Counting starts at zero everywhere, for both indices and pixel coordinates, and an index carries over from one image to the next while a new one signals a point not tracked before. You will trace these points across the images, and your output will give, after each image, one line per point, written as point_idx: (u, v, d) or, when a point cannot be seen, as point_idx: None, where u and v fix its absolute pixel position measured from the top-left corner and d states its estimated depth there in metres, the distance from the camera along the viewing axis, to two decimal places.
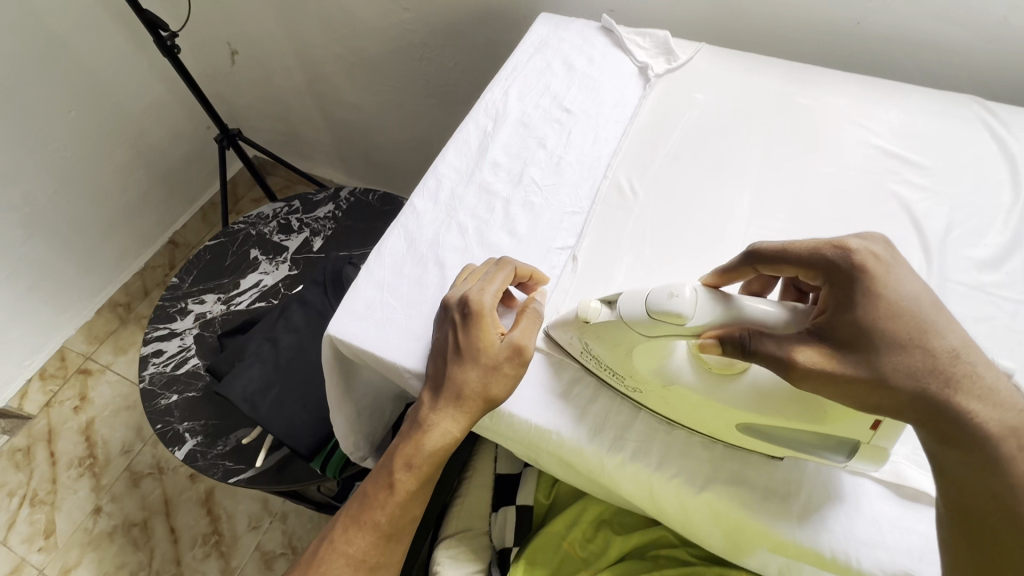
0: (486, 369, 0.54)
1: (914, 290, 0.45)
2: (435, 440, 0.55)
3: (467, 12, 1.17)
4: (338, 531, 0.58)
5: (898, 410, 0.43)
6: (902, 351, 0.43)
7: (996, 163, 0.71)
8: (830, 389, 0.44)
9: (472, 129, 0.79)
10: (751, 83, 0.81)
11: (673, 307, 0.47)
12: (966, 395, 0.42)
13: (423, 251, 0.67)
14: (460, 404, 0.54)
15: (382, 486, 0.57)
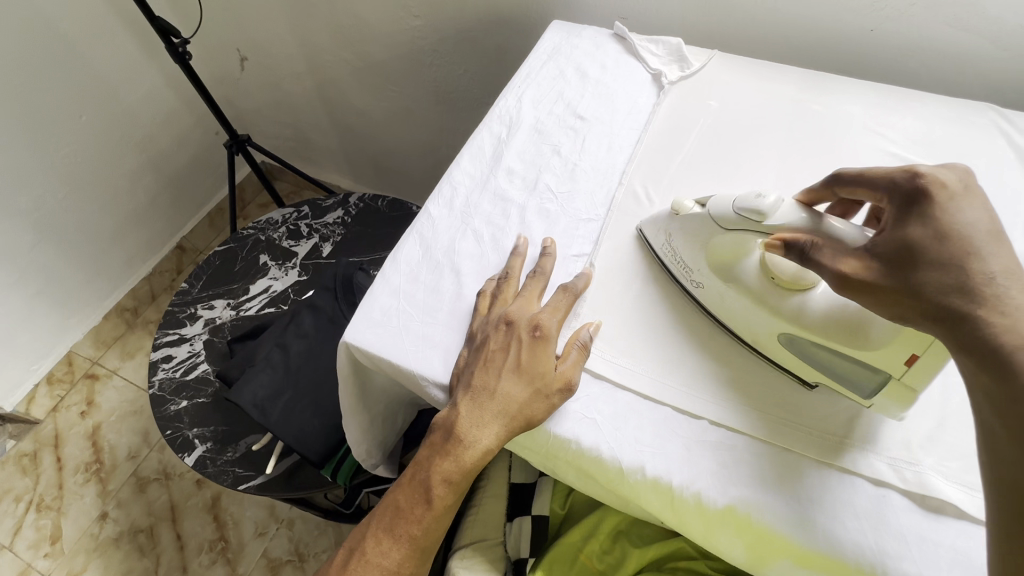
0: (534, 394, 0.55)
1: (976, 218, 0.46)
2: (475, 457, 0.55)
3: (477, 19, 1.17)
4: (373, 539, 0.61)
5: (925, 321, 0.44)
6: (938, 264, 0.44)
7: (1013, 172, 0.71)
8: (863, 294, 0.47)
9: (486, 135, 0.79)
10: (765, 91, 0.81)
11: (757, 206, 0.54)
12: (991, 308, 0.41)
13: (439, 258, 0.67)
14: (502, 426, 0.55)
15: (417, 497, 0.58)
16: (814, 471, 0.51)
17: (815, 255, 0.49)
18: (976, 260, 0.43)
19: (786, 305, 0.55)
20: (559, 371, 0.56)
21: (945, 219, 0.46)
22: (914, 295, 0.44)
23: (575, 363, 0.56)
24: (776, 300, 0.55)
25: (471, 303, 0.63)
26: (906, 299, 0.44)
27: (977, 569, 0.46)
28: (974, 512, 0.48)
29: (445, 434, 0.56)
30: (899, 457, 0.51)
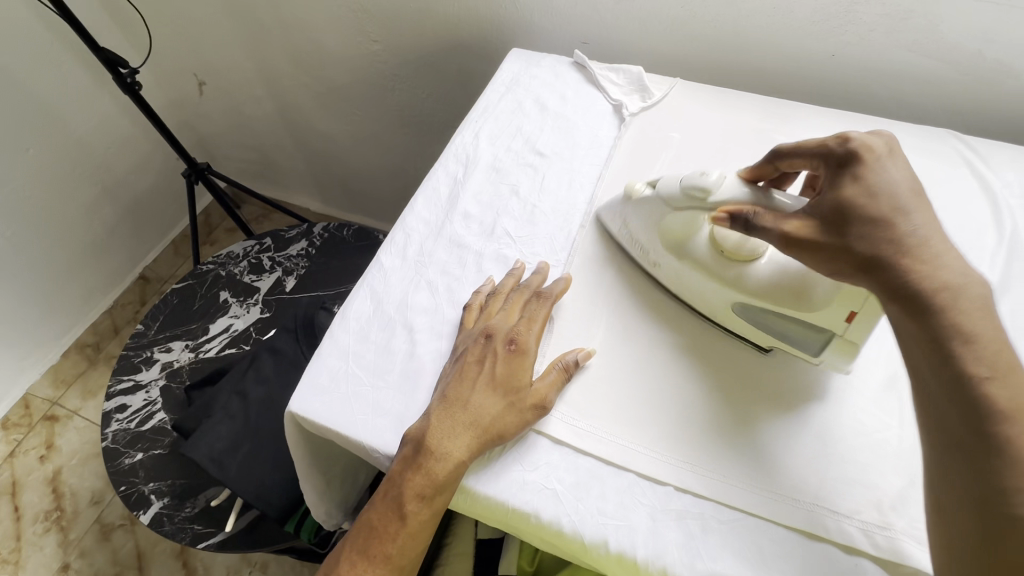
0: (511, 403, 0.54)
1: (902, 177, 0.48)
2: (450, 471, 0.51)
3: (438, 43, 1.14)
4: (342, 563, 0.54)
5: (858, 274, 0.46)
6: (866, 221, 0.46)
7: (978, 201, 0.69)
8: (805, 250, 0.49)
9: (441, 176, 0.76)
10: (727, 121, 0.79)
11: (702, 182, 0.57)
12: (916, 259, 0.44)
13: (390, 313, 0.64)
14: (478, 434, 0.52)
15: (390, 512, 0.52)
16: (785, 540, 0.49)
17: (759, 220, 0.51)
18: (897, 215, 0.46)
19: (737, 274, 0.57)
20: (538, 382, 0.56)
21: (870, 178, 0.48)
22: (848, 251, 0.46)
23: (554, 375, 0.56)
24: (723, 273, 0.57)
25: (424, 364, 0.60)
26: (838, 253, 0.47)
27: None
28: None
29: (418, 439, 0.53)
30: (870, 521, 0.49)
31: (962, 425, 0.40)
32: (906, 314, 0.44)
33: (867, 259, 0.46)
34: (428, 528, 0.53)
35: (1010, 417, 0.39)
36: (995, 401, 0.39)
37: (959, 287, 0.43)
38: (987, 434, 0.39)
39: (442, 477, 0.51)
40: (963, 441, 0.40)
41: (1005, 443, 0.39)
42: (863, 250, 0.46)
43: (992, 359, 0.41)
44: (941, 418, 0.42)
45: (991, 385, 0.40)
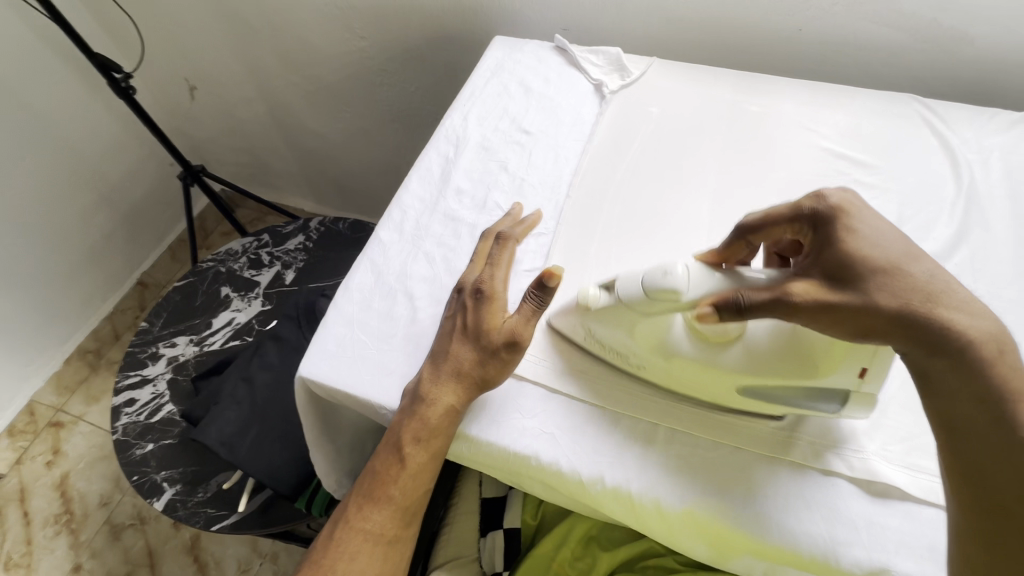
0: (487, 342, 0.57)
1: (889, 227, 0.48)
2: (438, 413, 0.55)
3: (423, 36, 1.17)
4: (349, 508, 0.57)
5: (887, 331, 0.44)
6: (886, 275, 0.45)
7: (938, 157, 0.74)
8: (824, 320, 0.45)
9: (433, 156, 0.80)
10: (702, 95, 0.84)
11: (669, 283, 0.50)
12: (946, 310, 0.43)
13: (391, 283, 0.67)
14: (462, 377, 0.56)
15: (390, 457, 0.56)
16: (766, 465, 0.53)
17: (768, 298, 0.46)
18: (912, 263, 0.45)
19: (729, 359, 0.51)
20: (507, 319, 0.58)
21: (865, 227, 0.48)
22: (878, 310, 0.44)
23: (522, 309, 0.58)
24: (712, 360, 0.52)
25: (425, 327, 0.63)
26: (864, 312, 0.44)
27: (919, 547, 0.49)
28: (916, 492, 0.50)
29: (413, 390, 0.57)
30: (844, 446, 0.53)
31: (1018, 491, 0.40)
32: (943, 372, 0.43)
33: (896, 318, 0.43)
34: (428, 470, 0.56)
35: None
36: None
37: (990, 335, 0.42)
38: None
39: (434, 418, 0.55)
40: (1018, 504, 0.40)
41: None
42: (891, 306, 0.44)
43: None
44: (984, 471, 0.41)
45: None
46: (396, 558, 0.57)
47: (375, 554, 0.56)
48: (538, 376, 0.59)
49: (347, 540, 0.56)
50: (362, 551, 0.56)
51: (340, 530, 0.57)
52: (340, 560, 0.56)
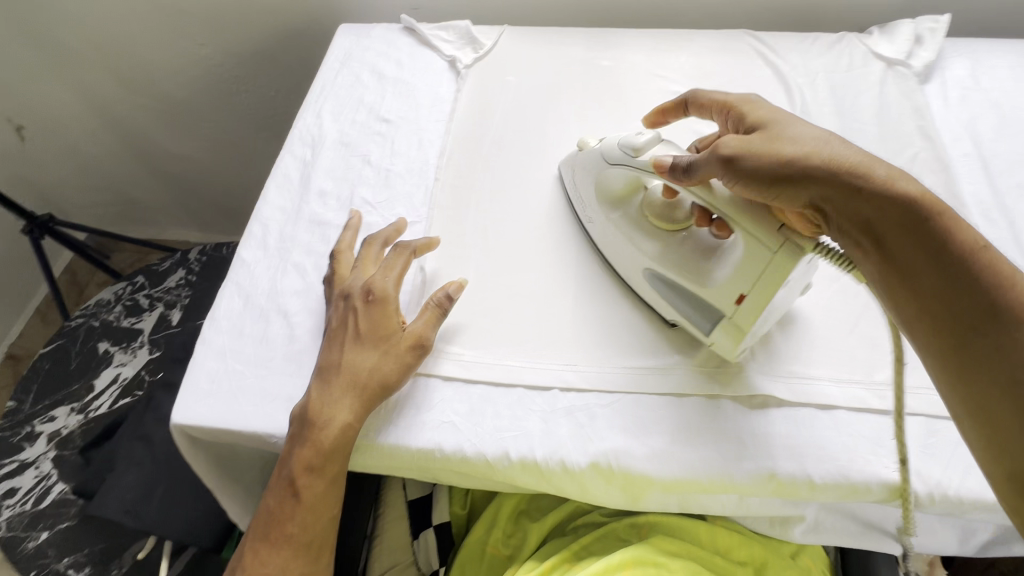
0: (388, 348, 0.55)
1: (806, 127, 0.51)
2: (331, 433, 0.52)
3: (269, 34, 1.09)
4: (248, 553, 0.54)
5: (822, 198, 0.47)
6: (812, 155, 0.48)
7: (774, 86, 0.79)
8: (759, 189, 0.49)
9: (290, 162, 0.75)
10: (556, 57, 0.84)
11: (638, 140, 0.58)
12: (879, 174, 0.46)
13: (262, 304, 0.63)
14: (358, 388, 0.54)
15: (283, 493, 0.53)
16: (659, 404, 0.55)
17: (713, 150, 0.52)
18: (827, 147, 0.48)
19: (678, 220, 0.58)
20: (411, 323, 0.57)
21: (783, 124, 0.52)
22: (812, 175, 0.47)
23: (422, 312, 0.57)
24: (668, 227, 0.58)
25: (305, 342, 0.60)
26: (796, 179, 0.47)
27: (797, 447, 0.52)
28: (788, 395, 0.55)
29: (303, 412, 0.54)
30: (724, 371, 0.56)
31: (979, 309, 0.41)
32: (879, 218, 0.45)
33: (801, 172, 0.47)
34: (327, 497, 0.53)
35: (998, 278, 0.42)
36: (989, 279, 0.42)
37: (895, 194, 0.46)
38: (995, 312, 0.41)
39: (323, 440, 0.52)
40: (982, 322, 0.41)
41: (1011, 310, 0.41)
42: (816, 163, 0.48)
43: (982, 255, 0.43)
44: (945, 298, 0.42)
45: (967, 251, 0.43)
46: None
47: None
48: (430, 367, 0.57)
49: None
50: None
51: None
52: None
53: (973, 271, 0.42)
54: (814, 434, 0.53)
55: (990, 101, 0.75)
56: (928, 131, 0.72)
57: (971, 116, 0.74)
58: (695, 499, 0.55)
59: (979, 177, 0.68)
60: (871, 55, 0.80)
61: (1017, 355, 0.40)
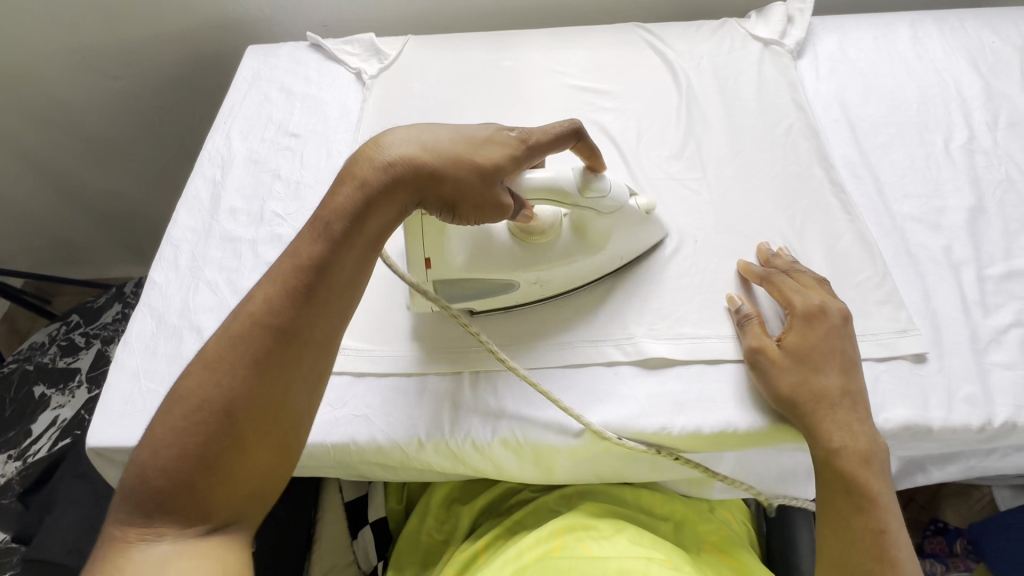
0: (439, 142, 0.48)
1: (855, 357, 0.54)
2: (383, 211, 0.46)
3: (184, 61, 1.10)
4: (214, 345, 0.41)
5: (805, 398, 0.52)
6: (823, 376, 0.52)
7: (662, 72, 0.83)
8: (776, 377, 0.53)
9: (200, 183, 0.76)
10: (458, 60, 0.87)
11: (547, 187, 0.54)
12: (845, 409, 0.51)
13: (174, 322, 0.64)
14: (392, 163, 0.47)
15: (284, 277, 0.43)
16: (563, 377, 0.58)
17: (792, 271, 0.60)
18: (857, 390, 0.53)
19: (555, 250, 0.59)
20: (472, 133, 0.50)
21: (841, 346, 0.54)
22: (814, 386, 0.52)
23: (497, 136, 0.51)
24: (584, 266, 0.60)
25: None
26: (801, 378, 0.52)
27: (689, 402, 0.56)
28: (680, 355, 0.58)
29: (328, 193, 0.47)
30: (619, 338, 0.59)
31: (845, 491, 0.49)
32: (795, 394, 0.52)
33: (794, 401, 0.52)
34: (332, 289, 0.44)
35: (864, 460, 0.49)
36: (869, 488, 0.49)
37: (859, 391, 0.53)
38: (854, 495, 0.49)
39: (349, 215, 0.45)
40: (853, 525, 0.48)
41: (874, 506, 0.48)
42: (801, 345, 0.54)
43: (871, 472, 0.49)
44: (838, 479, 0.50)
45: (840, 444, 0.50)
46: (281, 422, 0.41)
47: (248, 408, 0.40)
48: (340, 365, 0.59)
49: (202, 386, 0.40)
50: (228, 404, 0.39)
51: (200, 378, 0.40)
52: (188, 433, 0.38)
53: (837, 450, 0.50)
54: (706, 386, 0.57)
55: (857, 70, 0.81)
56: (800, 102, 0.77)
57: (840, 85, 0.80)
58: (604, 462, 0.59)
59: (848, 140, 0.74)
60: (749, 37, 0.85)
61: (833, 509, 0.50)
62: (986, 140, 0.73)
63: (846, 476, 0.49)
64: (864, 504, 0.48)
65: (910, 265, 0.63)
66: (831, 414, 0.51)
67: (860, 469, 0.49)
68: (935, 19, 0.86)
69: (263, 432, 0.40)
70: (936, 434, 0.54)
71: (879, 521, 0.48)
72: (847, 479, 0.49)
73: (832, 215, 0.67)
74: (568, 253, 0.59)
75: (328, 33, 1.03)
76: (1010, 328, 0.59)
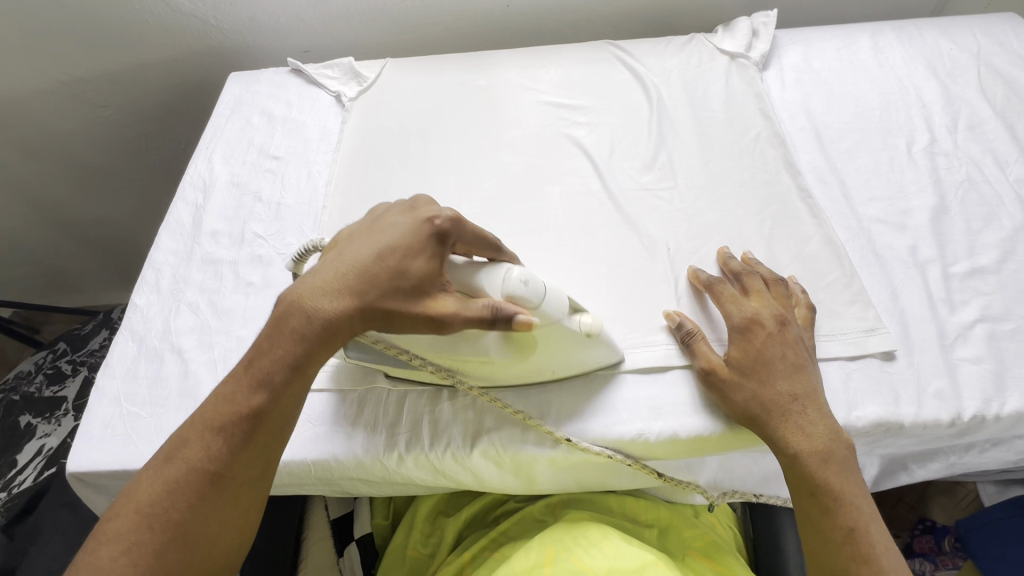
0: (367, 264, 0.46)
1: (803, 356, 0.55)
2: (319, 341, 0.45)
3: (170, 88, 1.12)
4: (145, 489, 0.41)
5: (756, 408, 0.52)
6: (772, 387, 0.52)
7: (633, 87, 0.86)
8: (729, 395, 0.53)
9: (182, 207, 0.77)
10: (435, 80, 0.89)
11: (529, 294, 0.47)
12: (798, 413, 0.51)
13: (156, 344, 0.65)
14: (330, 304, 0.45)
15: (214, 419, 0.43)
16: (543, 386, 0.58)
17: (745, 274, 0.61)
18: (808, 394, 0.52)
19: (471, 347, 0.51)
20: (398, 239, 0.47)
21: (784, 353, 0.54)
22: (761, 396, 0.52)
23: (421, 239, 0.47)
24: (510, 369, 0.54)
25: (199, 375, 0.62)
26: (747, 393, 0.53)
27: (667, 407, 0.57)
28: (657, 361, 0.58)
29: (264, 334, 0.46)
30: None
31: (809, 487, 0.49)
32: (747, 408, 0.52)
33: (746, 413, 0.52)
34: (266, 435, 0.44)
35: (822, 460, 0.49)
36: (831, 483, 0.49)
37: (811, 391, 0.53)
38: (820, 490, 0.49)
39: (285, 366, 0.44)
40: (819, 519, 0.48)
41: (840, 497, 0.48)
42: (744, 359, 0.54)
43: (834, 465, 0.49)
44: (798, 479, 0.50)
45: (796, 448, 0.50)
46: (205, 558, 0.41)
47: (174, 548, 0.40)
48: (321, 382, 0.59)
49: (132, 530, 0.39)
50: (158, 548, 0.39)
51: (130, 517, 0.40)
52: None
53: (793, 453, 0.50)
54: (678, 391, 0.57)
55: (821, 80, 0.84)
56: (767, 112, 0.79)
57: (805, 94, 0.83)
58: (581, 471, 0.59)
59: (814, 146, 0.77)
60: (717, 51, 0.88)
61: (803, 509, 0.50)
62: (947, 142, 0.76)
63: (799, 473, 0.50)
64: (830, 505, 0.48)
65: (877, 265, 0.65)
66: (783, 419, 0.51)
67: (820, 468, 0.49)
68: (894, 29, 0.90)
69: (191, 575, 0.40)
70: (906, 429, 0.56)
71: (849, 511, 0.48)
72: (810, 480, 0.49)
73: (800, 220, 0.68)
74: (484, 353, 0.51)
75: (309, 59, 1.05)
76: (976, 323, 0.60)
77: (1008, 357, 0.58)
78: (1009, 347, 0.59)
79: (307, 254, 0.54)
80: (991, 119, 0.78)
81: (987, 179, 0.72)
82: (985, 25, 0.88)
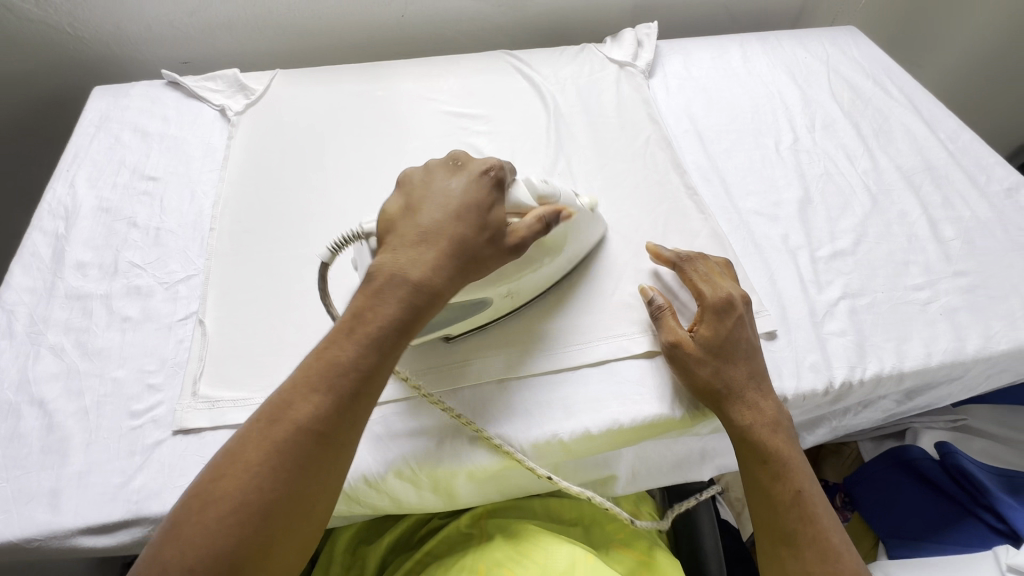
0: (459, 231, 0.48)
1: (755, 338, 0.60)
2: (421, 299, 0.46)
3: (22, 105, 0.99)
4: (251, 452, 0.40)
5: (719, 384, 0.56)
6: (735, 364, 0.57)
7: (530, 96, 0.88)
8: (702, 366, 0.56)
9: (39, 238, 0.69)
10: (330, 92, 0.86)
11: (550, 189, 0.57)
12: (753, 390, 0.56)
13: (9, 399, 0.56)
14: (429, 266, 0.46)
15: (319, 378, 0.42)
16: (469, 393, 0.58)
17: (699, 259, 0.64)
18: (758, 371, 0.58)
19: (522, 265, 0.56)
20: (473, 202, 0.49)
21: (746, 333, 0.58)
22: (725, 373, 0.56)
23: (497, 206, 0.51)
24: (547, 270, 0.60)
25: (67, 428, 0.55)
26: (714, 370, 0.56)
27: (577, 405, 0.58)
28: (562, 363, 0.60)
29: (361, 298, 0.46)
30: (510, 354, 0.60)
31: (762, 458, 0.54)
32: (710, 383, 0.56)
33: (711, 389, 0.56)
34: (373, 392, 0.44)
35: (773, 430, 0.55)
36: (779, 453, 0.54)
37: (761, 370, 0.58)
38: (768, 460, 0.54)
39: (393, 327, 0.45)
40: (772, 487, 0.53)
41: (785, 465, 0.54)
42: (713, 338, 0.57)
43: (778, 435, 0.55)
44: (750, 454, 0.54)
45: (750, 421, 0.55)
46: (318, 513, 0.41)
47: (288, 507, 0.39)
48: (215, 419, 0.55)
49: (239, 493, 0.39)
50: (270, 509, 0.39)
51: (238, 483, 0.39)
52: (226, 541, 0.37)
53: (745, 428, 0.55)
54: (589, 390, 0.59)
55: (700, 86, 0.91)
56: (655, 117, 0.84)
57: (687, 100, 0.89)
58: (502, 480, 0.59)
59: (698, 147, 0.83)
60: (606, 60, 0.93)
61: (754, 478, 0.54)
62: (807, 140, 0.85)
63: (754, 446, 0.54)
64: (780, 472, 0.53)
65: (756, 254, 0.71)
66: (739, 396, 0.56)
67: (771, 437, 0.54)
68: (759, 40, 0.99)
69: (296, 539, 0.40)
70: (790, 402, 0.61)
71: (791, 477, 0.53)
72: (762, 451, 0.54)
73: (688, 216, 0.73)
74: (533, 261, 0.56)
75: (189, 71, 0.98)
76: (840, 300, 0.68)
77: (867, 328, 0.66)
78: (866, 318, 0.67)
79: (350, 240, 0.52)
80: (841, 118, 0.88)
81: (841, 171, 0.81)
82: (832, 37, 1.00)
